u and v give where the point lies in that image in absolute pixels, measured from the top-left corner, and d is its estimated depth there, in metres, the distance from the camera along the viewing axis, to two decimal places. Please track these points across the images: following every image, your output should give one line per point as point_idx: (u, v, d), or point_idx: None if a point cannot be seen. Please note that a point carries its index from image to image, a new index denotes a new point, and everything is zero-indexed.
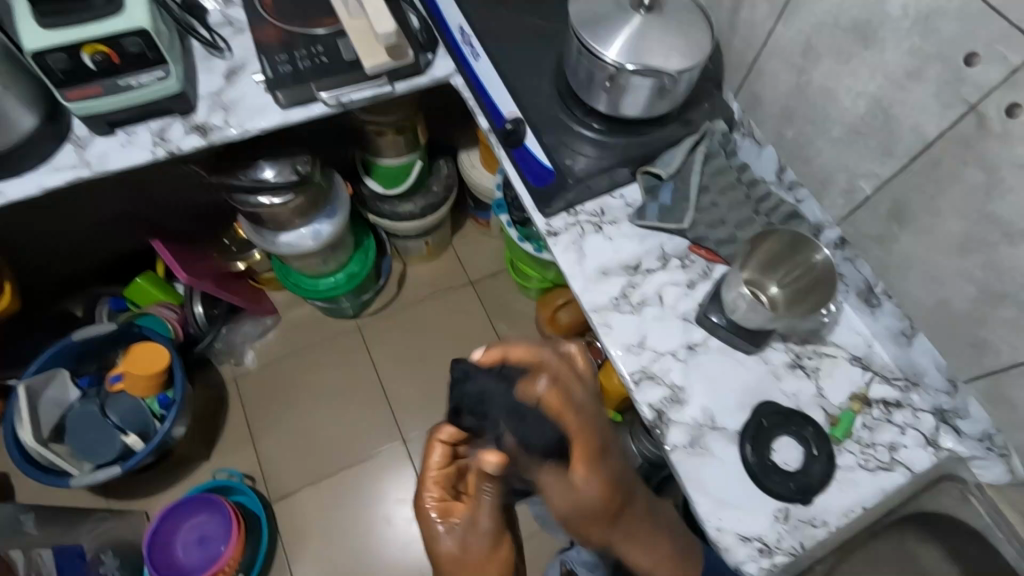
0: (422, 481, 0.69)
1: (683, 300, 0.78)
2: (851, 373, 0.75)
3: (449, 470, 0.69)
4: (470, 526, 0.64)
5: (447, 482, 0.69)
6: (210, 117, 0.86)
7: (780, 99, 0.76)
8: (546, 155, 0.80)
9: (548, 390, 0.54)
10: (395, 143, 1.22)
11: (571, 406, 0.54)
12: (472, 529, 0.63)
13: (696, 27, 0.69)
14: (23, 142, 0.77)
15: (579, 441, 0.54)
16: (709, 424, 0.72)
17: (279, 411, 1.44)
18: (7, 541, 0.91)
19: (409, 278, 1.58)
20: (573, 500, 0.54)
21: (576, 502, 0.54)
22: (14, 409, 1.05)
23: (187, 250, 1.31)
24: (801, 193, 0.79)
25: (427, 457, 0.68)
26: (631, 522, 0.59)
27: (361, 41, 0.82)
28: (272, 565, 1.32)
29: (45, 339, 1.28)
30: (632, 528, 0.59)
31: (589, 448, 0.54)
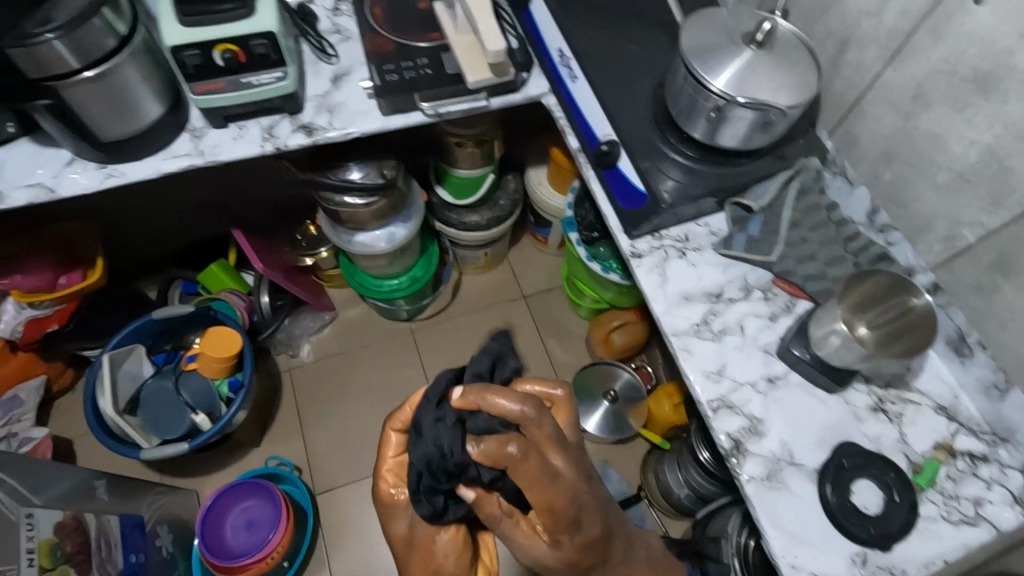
0: (379, 469, 0.79)
1: (764, 331, 0.78)
2: (935, 422, 0.74)
3: (404, 459, 0.80)
4: (426, 517, 0.75)
5: (402, 472, 0.79)
6: (315, 118, 0.89)
7: (881, 142, 0.79)
8: (640, 179, 0.82)
9: (525, 445, 0.59)
10: (471, 155, 1.23)
11: (541, 478, 0.58)
12: (422, 514, 0.75)
13: (804, 66, 0.71)
14: (148, 130, 0.82)
15: (551, 493, 0.59)
16: (787, 458, 0.72)
17: (329, 406, 1.47)
18: (82, 503, 0.95)
19: (464, 287, 1.60)
20: (528, 548, 0.63)
21: (535, 551, 0.63)
22: (95, 379, 1.11)
23: (263, 242, 1.35)
24: (893, 236, 0.80)
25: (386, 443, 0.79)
26: (608, 565, 0.66)
27: (468, 57, 0.87)
28: (311, 557, 1.34)
29: (122, 315, 1.34)
30: (608, 563, 0.66)
31: (552, 507, 0.59)
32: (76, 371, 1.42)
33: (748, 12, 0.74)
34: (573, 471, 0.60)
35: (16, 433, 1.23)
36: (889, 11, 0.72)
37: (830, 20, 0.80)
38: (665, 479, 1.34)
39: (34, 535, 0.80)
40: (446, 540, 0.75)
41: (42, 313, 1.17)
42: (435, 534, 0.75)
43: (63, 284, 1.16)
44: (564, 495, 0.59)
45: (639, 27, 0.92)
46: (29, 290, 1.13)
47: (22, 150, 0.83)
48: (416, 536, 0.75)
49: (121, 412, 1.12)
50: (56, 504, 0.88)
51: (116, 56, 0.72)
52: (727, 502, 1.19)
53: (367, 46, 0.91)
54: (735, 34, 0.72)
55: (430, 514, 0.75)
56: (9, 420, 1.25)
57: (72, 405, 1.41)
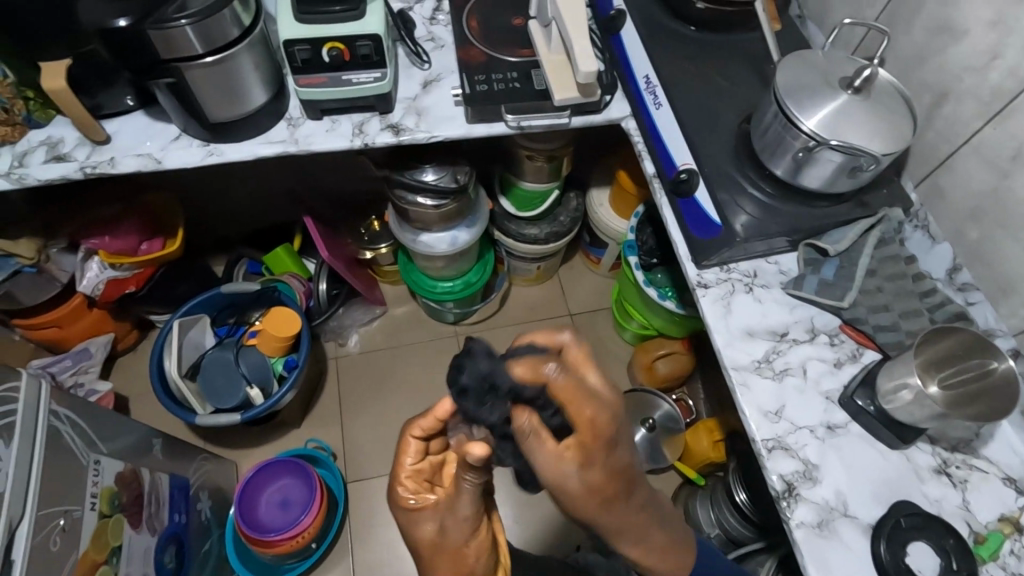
0: (395, 478, 0.65)
1: (827, 377, 0.77)
2: (1002, 494, 0.71)
3: (423, 463, 0.66)
4: (454, 519, 0.64)
5: (424, 475, 0.65)
6: (404, 119, 0.93)
7: (970, 199, 0.78)
8: (716, 211, 0.82)
9: (559, 379, 0.54)
10: (539, 170, 1.26)
11: (580, 397, 0.54)
12: (453, 517, 0.63)
13: (900, 114, 0.72)
14: (251, 115, 0.88)
15: (580, 416, 0.54)
16: (841, 509, 0.70)
17: (368, 397, 1.50)
18: (140, 458, 1.00)
19: (513, 297, 1.62)
20: (557, 474, 0.56)
21: (562, 475, 0.55)
22: (164, 343, 1.18)
23: (330, 231, 1.40)
24: (974, 296, 0.79)
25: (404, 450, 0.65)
26: (629, 507, 0.61)
27: (557, 75, 0.90)
28: (336, 543, 1.36)
29: (191, 285, 1.41)
30: (627, 507, 0.61)
31: (587, 432, 0.55)
32: (141, 333, 1.50)
33: (845, 59, 0.76)
34: (611, 391, 0.56)
35: (82, 383, 1.31)
36: (995, 69, 0.72)
37: (929, 72, 0.80)
38: (694, 516, 1.31)
39: (99, 481, 0.85)
40: (478, 545, 0.65)
41: (122, 275, 1.25)
42: (464, 540, 0.64)
43: (144, 249, 1.24)
44: (604, 411, 0.55)
45: (728, 61, 0.93)
46: (114, 252, 1.20)
47: (135, 122, 0.90)
48: (445, 543, 0.63)
49: (182, 376, 1.18)
50: (119, 455, 0.93)
51: (235, 45, 0.77)
52: (759, 548, 1.15)
53: (460, 56, 0.95)
54: (832, 77, 0.73)
55: (462, 513, 0.64)
56: (77, 371, 1.33)
57: (133, 364, 1.49)
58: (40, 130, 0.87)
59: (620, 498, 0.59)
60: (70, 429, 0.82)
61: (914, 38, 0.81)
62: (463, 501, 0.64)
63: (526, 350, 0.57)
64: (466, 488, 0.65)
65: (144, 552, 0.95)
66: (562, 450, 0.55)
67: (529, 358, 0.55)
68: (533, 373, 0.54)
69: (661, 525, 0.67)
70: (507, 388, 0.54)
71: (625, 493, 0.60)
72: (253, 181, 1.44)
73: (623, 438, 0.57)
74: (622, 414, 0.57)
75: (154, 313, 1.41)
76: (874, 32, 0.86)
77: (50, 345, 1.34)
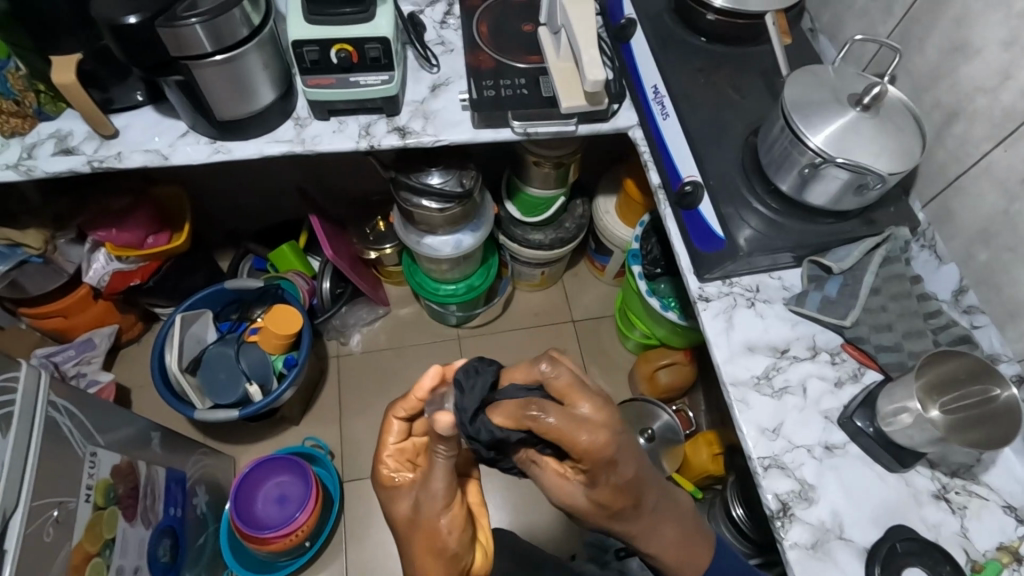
0: (380, 455, 0.72)
1: (827, 396, 0.76)
2: (1002, 523, 0.70)
3: (407, 443, 0.73)
4: (428, 493, 0.64)
5: (406, 455, 0.72)
6: (410, 122, 0.93)
7: (979, 221, 0.77)
8: (720, 224, 0.81)
9: (548, 419, 0.54)
10: (546, 176, 1.26)
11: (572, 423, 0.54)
12: (426, 492, 0.64)
13: (909, 133, 0.71)
14: (259, 113, 0.88)
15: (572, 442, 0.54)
16: (836, 531, 0.69)
17: (368, 396, 1.51)
18: (138, 451, 1.00)
19: (516, 302, 1.62)
20: (562, 490, 0.61)
21: (565, 493, 0.61)
22: (165, 337, 1.18)
23: (336, 230, 1.41)
24: (979, 319, 0.78)
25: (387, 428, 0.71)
26: (640, 515, 0.64)
27: (565, 84, 0.89)
28: (331, 542, 1.36)
29: (197, 279, 1.42)
30: (643, 510, 0.64)
31: (585, 460, 0.55)
32: (145, 325, 1.51)
33: (855, 75, 0.75)
34: (604, 414, 0.56)
35: (85, 374, 1.33)
36: (1008, 90, 0.71)
37: (940, 90, 0.79)
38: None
39: (95, 473, 0.85)
40: (450, 522, 0.64)
41: (128, 267, 1.26)
42: (435, 514, 0.64)
43: (150, 243, 1.25)
44: (595, 437, 0.54)
45: (738, 74, 0.92)
46: (121, 245, 1.21)
47: (144, 117, 0.90)
48: (417, 517, 0.64)
49: (183, 371, 1.18)
50: (117, 447, 0.94)
51: (244, 45, 0.77)
52: (755, 564, 1.14)
53: (469, 62, 0.95)
54: (841, 94, 0.72)
55: (432, 489, 0.64)
56: (80, 361, 1.35)
57: (137, 356, 1.50)
58: (50, 123, 0.89)
59: (632, 512, 0.63)
60: (67, 420, 0.83)
61: (926, 56, 0.80)
62: (434, 474, 0.64)
63: (511, 394, 0.60)
64: (438, 460, 0.64)
65: (138, 545, 0.95)
66: (562, 467, 0.61)
67: (513, 405, 0.58)
68: (529, 374, 0.61)
69: (676, 521, 0.68)
70: (487, 436, 0.58)
71: (639, 504, 0.63)
72: (262, 179, 1.45)
73: (626, 454, 0.58)
74: (622, 433, 0.57)
75: (159, 306, 1.42)
76: (886, 49, 0.85)
77: (56, 335, 1.35)
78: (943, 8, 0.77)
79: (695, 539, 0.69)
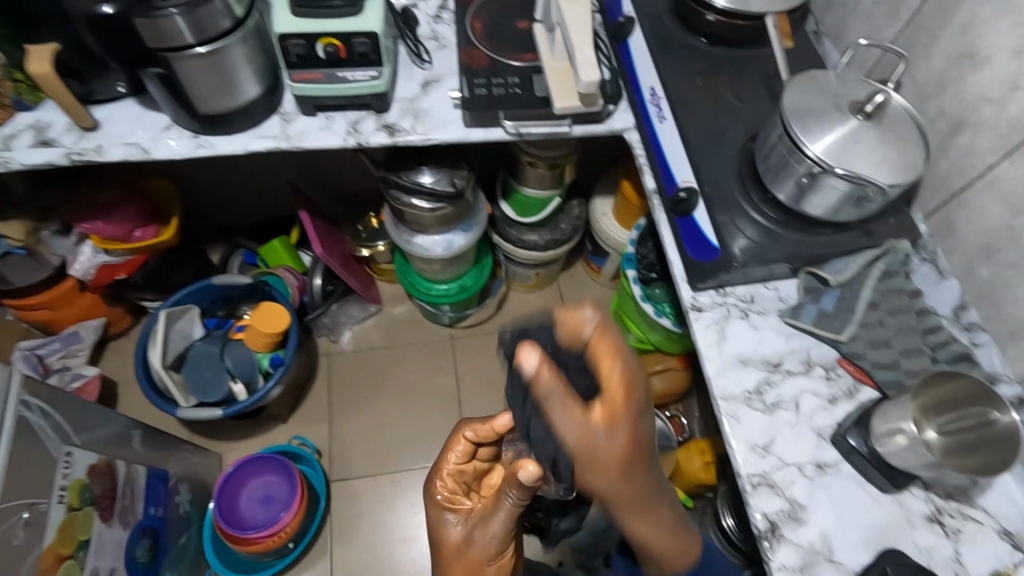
0: (438, 471, 0.74)
1: (820, 413, 0.74)
2: (998, 548, 0.67)
3: (466, 467, 0.75)
4: (479, 532, 0.65)
5: (461, 479, 0.74)
6: (400, 120, 0.91)
7: (982, 235, 0.75)
8: (714, 233, 0.79)
9: (592, 334, 0.53)
10: (542, 176, 1.23)
11: (605, 359, 0.52)
12: (482, 529, 0.65)
13: (912, 144, 0.68)
14: (244, 107, 0.85)
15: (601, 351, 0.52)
16: (825, 553, 0.67)
17: (358, 395, 1.49)
18: (117, 449, 0.98)
19: (510, 303, 1.59)
20: (578, 433, 0.50)
21: (580, 437, 0.50)
22: (149, 333, 1.16)
23: (327, 227, 1.38)
24: (980, 337, 0.76)
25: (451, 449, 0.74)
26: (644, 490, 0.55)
27: (559, 84, 0.87)
28: (316, 542, 1.35)
29: (185, 273, 1.40)
30: (640, 492, 0.55)
31: (616, 394, 0.51)
32: (133, 319, 1.49)
33: (858, 81, 0.72)
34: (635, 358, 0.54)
35: (69, 368, 1.32)
36: (1015, 101, 0.68)
37: (945, 99, 0.76)
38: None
39: (69, 473, 0.83)
40: (496, 568, 0.66)
41: (114, 261, 1.23)
42: (484, 558, 0.66)
43: (137, 236, 1.22)
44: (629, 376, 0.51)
45: (737, 77, 0.89)
46: (107, 238, 1.19)
47: (126, 109, 0.88)
48: (461, 549, 0.67)
49: (167, 368, 1.16)
50: (94, 446, 0.92)
51: (228, 37, 0.75)
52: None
53: (462, 58, 0.92)
54: (842, 101, 0.70)
55: (485, 532, 0.65)
56: (65, 354, 1.34)
57: (125, 350, 1.48)
58: (29, 113, 0.86)
59: (627, 480, 0.52)
60: (42, 420, 0.81)
61: (932, 64, 0.78)
62: (489, 526, 0.65)
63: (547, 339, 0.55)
64: (501, 505, 0.63)
65: (115, 546, 0.93)
66: (585, 411, 0.50)
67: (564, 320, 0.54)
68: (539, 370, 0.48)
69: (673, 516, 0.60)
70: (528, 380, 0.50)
71: (639, 467, 0.53)
72: (253, 172, 1.42)
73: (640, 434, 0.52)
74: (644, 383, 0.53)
75: (146, 300, 1.40)
76: (890, 54, 0.83)
77: (41, 328, 1.33)
78: (951, 14, 0.74)
79: (686, 535, 0.62)
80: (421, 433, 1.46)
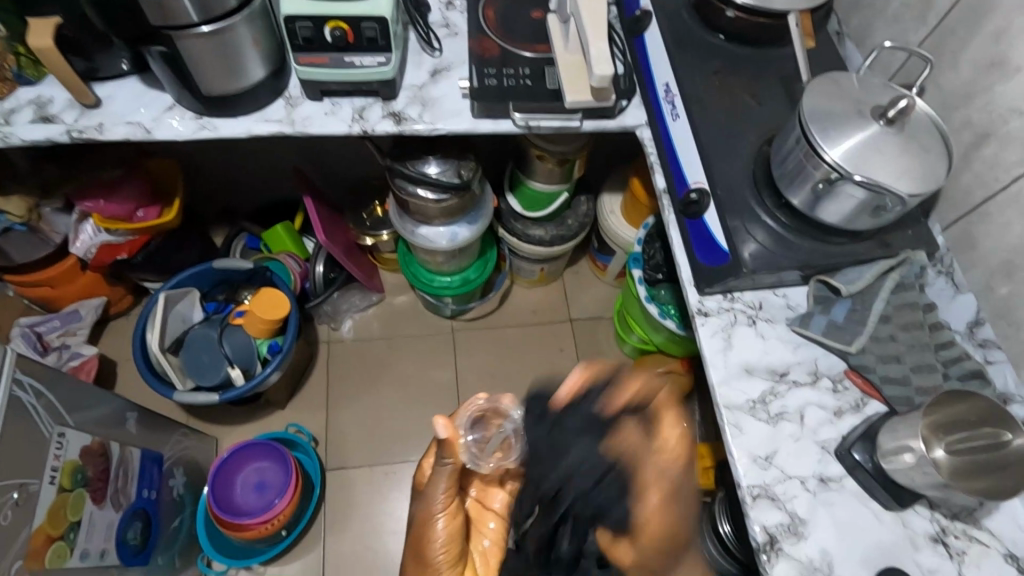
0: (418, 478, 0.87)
1: (825, 426, 0.72)
2: (1002, 572, 0.66)
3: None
4: (427, 499, 0.78)
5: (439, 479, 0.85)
6: (407, 108, 0.89)
7: (1003, 251, 0.72)
8: (724, 237, 0.76)
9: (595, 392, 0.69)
10: (550, 171, 1.21)
11: (632, 464, 0.67)
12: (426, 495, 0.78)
13: (935, 154, 0.66)
14: (250, 90, 0.83)
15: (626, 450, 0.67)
16: (824, 570, 0.65)
17: (358, 385, 1.48)
18: (111, 431, 0.98)
19: (513, 298, 1.58)
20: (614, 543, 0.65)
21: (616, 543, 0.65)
22: (148, 314, 1.16)
23: (332, 214, 1.37)
24: (994, 354, 0.73)
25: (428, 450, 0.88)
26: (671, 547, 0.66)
27: (571, 76, 0.84)
28: (309, 530, 1.34)
29: (187, 255, 1.39)
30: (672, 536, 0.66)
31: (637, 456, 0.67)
32: (134, 299, 1.48)
33: (882, 86, 0.70)
34: (643, 430, 0.68)
35: (68, 346, 1.31)
36: None
37: (972, 108, 0.74)
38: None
39: (61, 454, 0.83)
40: (445, 524, 0.77)
41: (116, 240, 1.21)
42: (431, 514, 0.77)
43: (139, 217, 1.20)
44: (643, 444, 0.68)
45: (756, 77, 0.87)
46: (108, 217, 1.17)
47: (129, 87, 0.87)
48: (414, 517, 0.79)
49: (165, 351, 1.15)
50: (88, 427, 0.92)
51: (233, 17, 0.73)
52: None
53: (473, 47, 0.90)
54: (864, 106, 0.67)
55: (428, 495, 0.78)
56: (65, 332, 1.33)
57: (125, 330, 1.47)
58: (31, 88, 0.85)
59: (670, 560, 0.66)
60: (34, 400, 0.80)
61: (959, 71, 0.75)
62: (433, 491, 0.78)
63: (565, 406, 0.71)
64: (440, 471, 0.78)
65: (106, 528, 0.93)
66: (607, 491, 0.65)
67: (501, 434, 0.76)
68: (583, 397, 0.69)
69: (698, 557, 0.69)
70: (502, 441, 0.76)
71: (682, 546, 0.66)
72: (259, 156, 1.41)
73: (661, 517, 0.65)
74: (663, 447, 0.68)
75: (148, 281, 1.39)
76: (915, 59, 0.80)
77: (42, 304, 1.32)
78: (983, 20, 0.72)
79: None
80: (419, 426, 1.45)
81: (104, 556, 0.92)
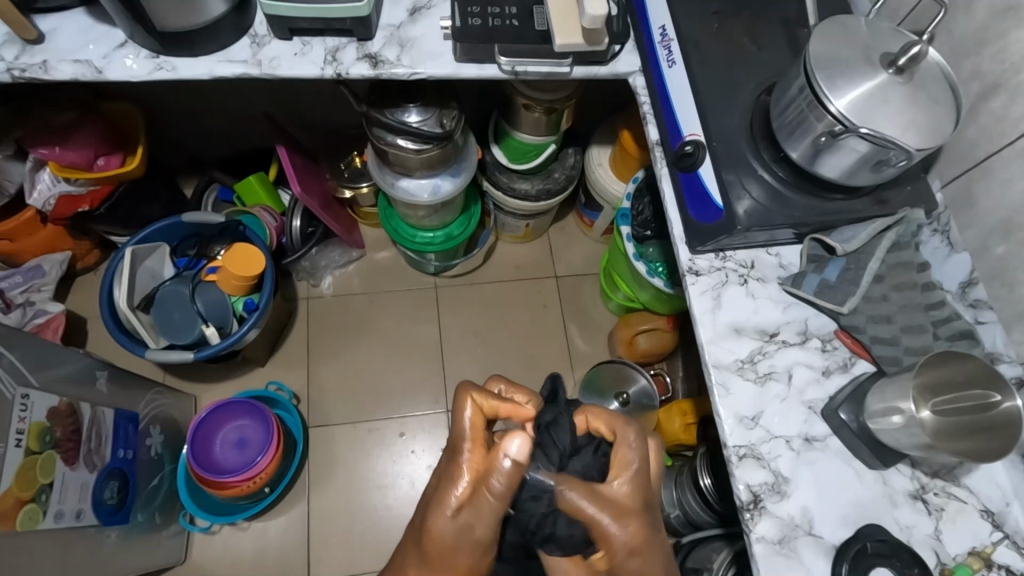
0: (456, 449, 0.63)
1: (812, 386, 0.71)
2: (977, 527, 0.67)
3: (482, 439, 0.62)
4: (466, 526, 0.59)
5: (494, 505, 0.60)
6: (384, 50, 0.82)
7: (1001, 212, 0.71)
8: (720, 193, 0.73)
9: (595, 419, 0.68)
10: (538, 122, 1.16)
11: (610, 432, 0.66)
12: (466, 531, 0.59)
13: (944, 106, 0.62)
14: (208, 27, 0.76)
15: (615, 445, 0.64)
16: (805, 527, 0.66)
17: (340, 341, 1.45)
18: (80, 391, 0.94)
19: (498, 254, 1.54)
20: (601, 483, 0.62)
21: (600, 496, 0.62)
22: (115, 270, 1.11)
23: (309, 166, 1.30)
24: (984, 315, 0.72)
25: (457, 416, 0.63)
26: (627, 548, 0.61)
27: (562, 16, 0.77)
28: (293, 487, 1.34)
29: (156, 207, 1.32)
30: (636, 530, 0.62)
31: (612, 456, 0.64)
32: (102, 254, 1.42)
33: (890, 32, 0.65)
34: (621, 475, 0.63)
35: (32, 303, 1.23)
36: None
37: (984, 59, 0.70)
38: None
39: (27, 417, 0.79)
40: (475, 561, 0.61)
41: (76, 191, 1.15)
42: (464, 559, 0.61)
43: (100, 165, 1.14)
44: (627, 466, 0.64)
45: (756, 22, 0.82)
46: (66, 165, 1.10)
47: (76, 20, 0.79)
48: (436, 537, 0.60)
49: (135, 308, 1.11)
50: (55, 387, 0.88)
51: None
52: (717, 536, 1.13)
53: None
54: (872, 53, 0.63)
55: (476, 519, 0.59)
56: (28, 289, 1.26)
57: (93, 286, 1.41)
58: None
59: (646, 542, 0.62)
60: None
61: (973, 17, 0.71)
62: (480, 519, 0.59)
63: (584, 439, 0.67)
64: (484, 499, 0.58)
65: (80, 488, 0.91)
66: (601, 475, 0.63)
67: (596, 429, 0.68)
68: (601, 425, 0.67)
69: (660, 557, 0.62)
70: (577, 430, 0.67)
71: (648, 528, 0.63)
72: (228, 100, 1.33)
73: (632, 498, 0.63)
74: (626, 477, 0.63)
75: (114, 235, 1.32)
76: (928, 2, 0.75)
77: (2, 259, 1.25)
78: None
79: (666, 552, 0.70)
80: (403, 383, 1.43)
81: (80, 516, 0.90)
